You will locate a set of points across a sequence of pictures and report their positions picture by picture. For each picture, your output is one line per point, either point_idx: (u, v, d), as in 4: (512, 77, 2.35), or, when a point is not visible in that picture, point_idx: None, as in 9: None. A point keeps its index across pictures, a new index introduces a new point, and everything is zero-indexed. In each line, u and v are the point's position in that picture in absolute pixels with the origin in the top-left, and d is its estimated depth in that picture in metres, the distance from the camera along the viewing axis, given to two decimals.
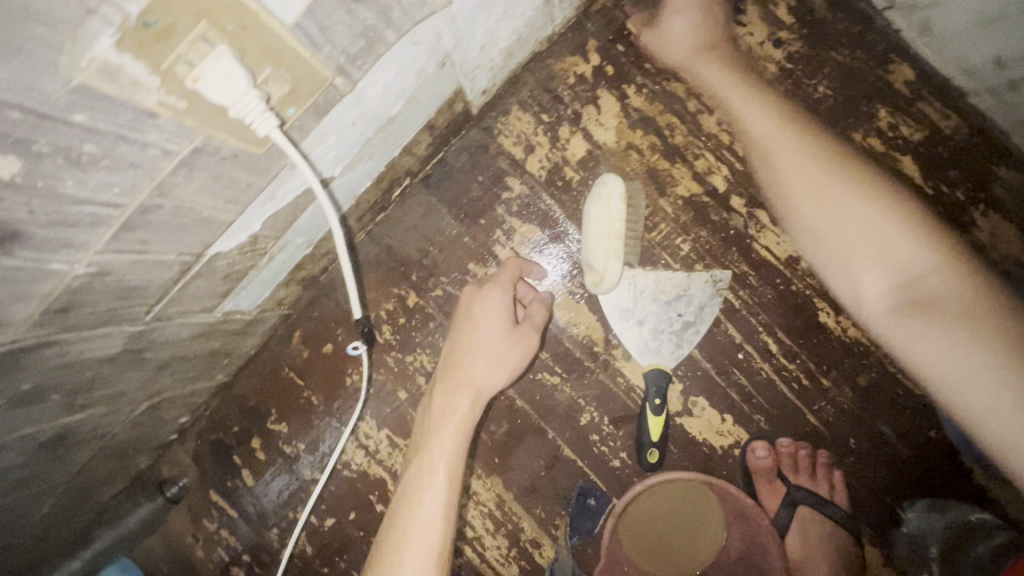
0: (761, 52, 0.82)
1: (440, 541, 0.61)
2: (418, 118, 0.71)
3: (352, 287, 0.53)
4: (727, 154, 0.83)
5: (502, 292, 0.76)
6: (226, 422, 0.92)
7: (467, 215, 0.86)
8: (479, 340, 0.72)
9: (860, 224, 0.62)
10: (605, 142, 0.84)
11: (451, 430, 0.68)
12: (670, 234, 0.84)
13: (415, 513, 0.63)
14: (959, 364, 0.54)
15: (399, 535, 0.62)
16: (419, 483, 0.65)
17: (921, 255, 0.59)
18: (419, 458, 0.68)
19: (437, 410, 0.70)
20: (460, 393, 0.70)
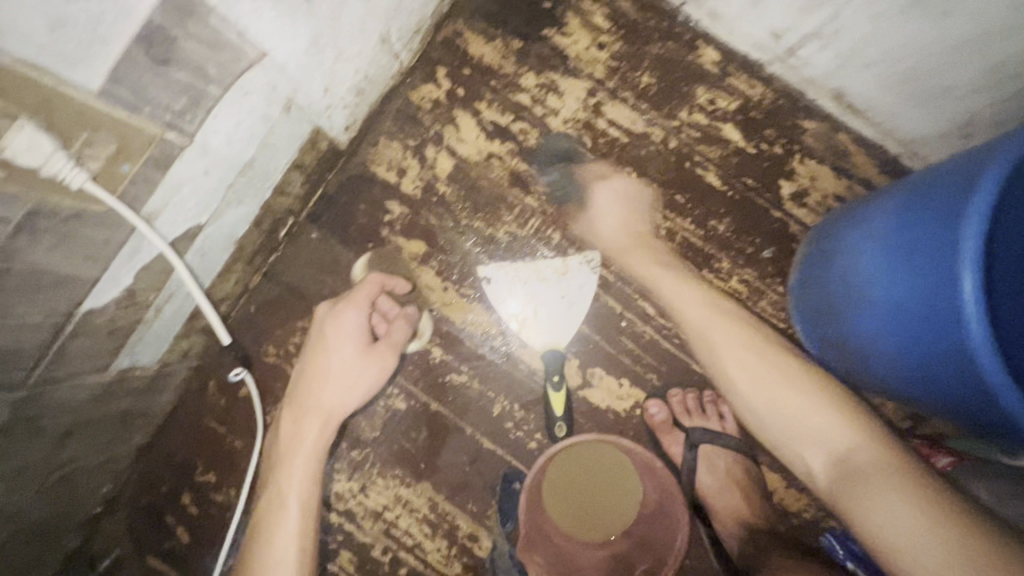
0: (588, 56, 0.93)
1: (296, 565, 0.76)
2: (281, 159, 0.77)
3: (214, 319, 0.70)
4: (577, 148, 0.92)
5: (354, 313, 0.84)
6: (154, 483, 0.92)
7: (356, 241, 0.92)
8: (329, 366, 0.83)
9: (793, 404, 0.71)
10: (468, 155, 0.93)
11: (299, 462, 0.81)
12: (542, 226, 0.92)
13: (270, 548, 0.76)
14: (901, 526, 0.57)
15: (258, 566, 0.75)
16: (276, 509, 0.79)
17: (859, 442, 0.66)
18: (272, 486, 0.81)
19: (287, 436, 0.82)
20: (308, 419, 0.82)
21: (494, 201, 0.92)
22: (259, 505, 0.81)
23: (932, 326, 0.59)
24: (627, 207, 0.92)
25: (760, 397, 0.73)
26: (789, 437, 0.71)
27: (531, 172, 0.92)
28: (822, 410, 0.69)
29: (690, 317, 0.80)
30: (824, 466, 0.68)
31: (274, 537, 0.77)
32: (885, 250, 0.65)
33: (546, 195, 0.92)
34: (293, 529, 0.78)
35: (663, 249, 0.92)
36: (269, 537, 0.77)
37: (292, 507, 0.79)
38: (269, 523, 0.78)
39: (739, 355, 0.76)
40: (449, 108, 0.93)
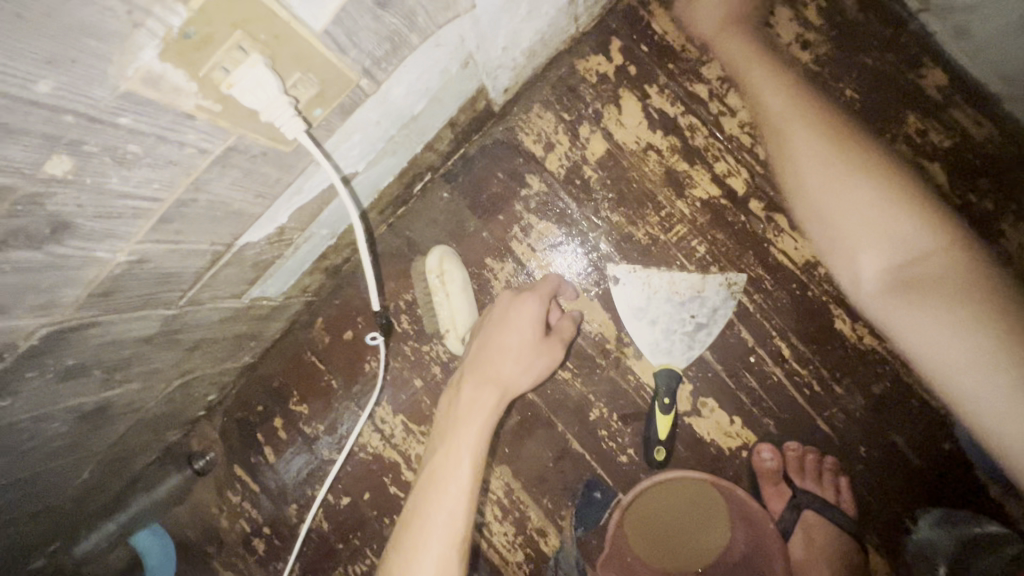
0: (787, 54, 0.81)
1: (462, 529, 0.65)
2: (441, 115, 0.72)
3: (372, 287, 0.60)
4: (748, 157, 0.82)
5: (538, 302, 0.79)
6: (251, 400, 0.96)
7: (487, 210, 0.88)
8: (505, 348, 0.76)
9: (865, 219, 0.66)
10: (624, 142, 0.85)
11: (477, 428, 0.72)
12: (687, 235, 0.84)
13: (438, 502, 0.67)
14: (956, 356, 0.57)
15: (423, 520, 0.66)
16: (448, 465, 0.70)
17: (906, 230, 0.63)
18: (447, 443, 0.72)
19: (465, 402, 0.74)
20: (487, 390, 0.74)
21: (642, 198, 0.85)
22: (425, 466, 0.73)
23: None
24: (789, 234, 0.82)
25: (865, 223, 0.65)
26: (845, 238, 0.70)
27: (689, 174, 0.84)
28: (916, 212, 0.64)
29: (776, 104, 0.76)
30: (879, 268, 0.67)
31: (442, 495, 0.67)
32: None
33: (700, 203, 0.83)
34: (461, 496, 0.67)
35: (817, 290, 0.82)
36: (427, 499, 0.68)
37: (462, 472, 0.69)
38: (435, 486, 0.68)
39: (852, 167, 0.67)
40: (615, 86, 0.85)
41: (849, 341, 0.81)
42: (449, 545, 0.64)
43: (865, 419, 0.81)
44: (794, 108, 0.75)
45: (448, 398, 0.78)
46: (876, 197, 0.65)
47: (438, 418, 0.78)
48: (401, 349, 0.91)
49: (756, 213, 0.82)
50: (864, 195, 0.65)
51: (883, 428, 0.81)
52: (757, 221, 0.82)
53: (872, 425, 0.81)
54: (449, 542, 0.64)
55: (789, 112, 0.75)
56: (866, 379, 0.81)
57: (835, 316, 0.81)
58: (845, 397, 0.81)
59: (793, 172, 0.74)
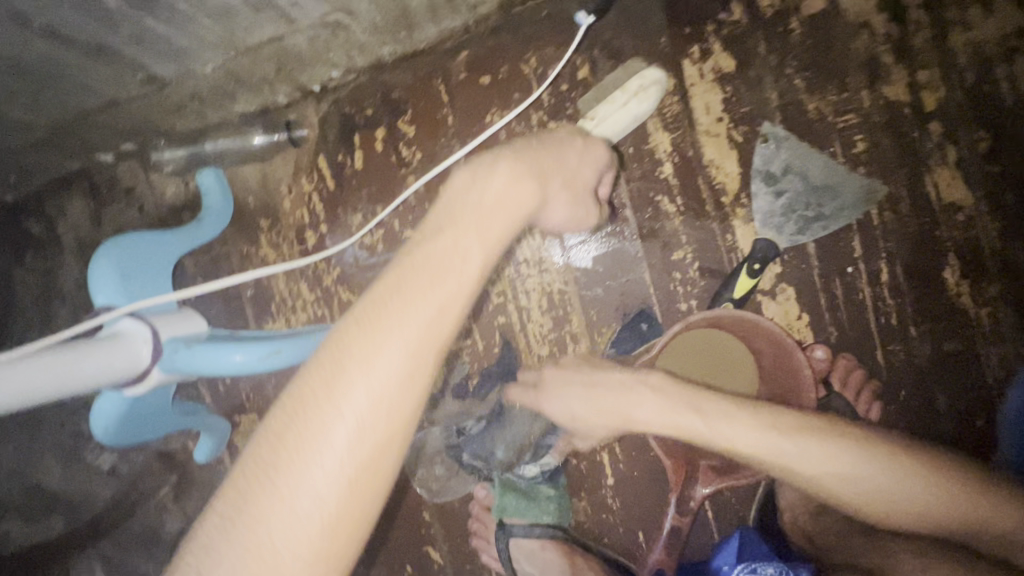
0: None
1: (449, 329, 0.51)
2: None
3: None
4: (953, 78, 0.79)
5: (603, 155, 0.72)
6: (363, 101, 0.94)
7: (677, 17, 0.85)
8: (559, 168, 0.66)
9: (873, 486, 0.65)
10: (844, 10, 0.81)
11: (506, 223, 0.58)
12: (854, 126, 0.82)
13: (424, 294, 0.50)
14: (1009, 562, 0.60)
15: (389, 316, 0.49)
16: (449, 256, 0.53)
17: (852, 462, 0.66)
18: (458, 225, 0.55)
19: (495, 190, 0.58)
20: (528, 182, 0.61)
21: (832, 71, 0.82)
22: (410, 249, 0.54)
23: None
24: (949, 169, 0.80)
25: (872, 480, 0.65)
26: (882, 513, 0.66)
27: (888, 69, 0.81)
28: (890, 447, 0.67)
29: (770, 451, 0.69)
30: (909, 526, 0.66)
31: (434, 288, 0.51)
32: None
33: (884, 102, 0.81)
34: (459, 296, 0.52)
35: (945, 233, 0.81)
36: (409, 285, 0.50)
37: (468, 268, 0.53)
38: (433, 261, 0.52)
39: (844, 465, 0.66)
40: None
41: (947, 293, 0.82)
42: (410, 365, 0.48)
43: (921, 367, 0.83)
44: (679, 410, 0.73)
45: (467, 176, 0.60)
46: (771, 428, 0.70)
47: (448, 196, 0.59)
48: (528, 114, 0.89)
49: (930, 136, 0.81)
50: (826, 473, 0.67)
51: (932, 382, 0.83)
52: (926, 144, 0.81)
53: (923, 374, 0.83)
54: (429, 343, 0.49)
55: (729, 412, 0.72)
56: (943, 333, 0.82)
57: (947, 264, 0.81)
58: (914, 340, 0.83)
59: (817, 484, 0.68)
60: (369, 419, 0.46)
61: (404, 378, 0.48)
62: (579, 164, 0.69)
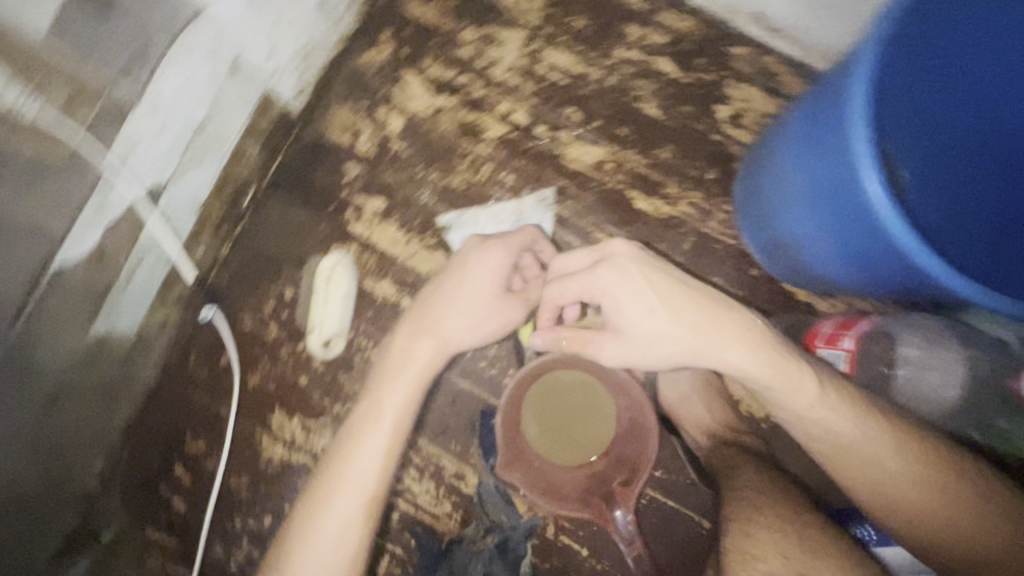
0: (522, 6, 0.98)
1: (365, 501, 0.72)
2: (235, 124, 0.82)
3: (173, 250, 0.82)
4: (520, 94, 0.97)
5: (500, 252, 0.78)
6: (145, 457, 0.95)
7: (318, 205, 0.96)
8: (438, 322, 0.78)
9: (888, 472, 0.67)
10: (418, 112, 0.97)
11: (404, 385, 0.76)
12: (494, 171, 0.96)
13: (346, 475, 0.72)
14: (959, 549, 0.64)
15: (319, 495, 0.72)
16: (353, 443, 0.74)
17: (884, 452, 0.67)
18: (364, 414, 0.75)
19: (399, 352, 0.78)
20: (422, 341, 0.78)
21: (447, 152, 0.96)
22: (337, 437, 0.76)
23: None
24: (573, 146, 0.96)
25: (899, 472, 0.66)
26: (887, 506, 0.67)
27: (478, 122, 0.97)
28: (899, 467, 0.66)
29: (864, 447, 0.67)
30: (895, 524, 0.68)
31: (346, 467, 0.73)
32: (801, 212, 0.70)
33: (496, 142, 0.96)
34: (371, 474, 0.73)
35: (612, 182, 0.96)
36: (324, 482, 0.73)
37: (371, 448, 0.73)
38: (343, 450, 0.74)
39: (889, 448, 0.67)
40: (395, 70, 0.97)
41: (651, 215, 0.95)
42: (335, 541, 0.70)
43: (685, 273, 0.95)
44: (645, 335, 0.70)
45: (395, 357, 0.78)
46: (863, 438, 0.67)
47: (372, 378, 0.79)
48: (277, 354, 0.95)
49: (542, 137, 0.96)
50: (884, 459, 0.67)
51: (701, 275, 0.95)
52: (545, 143, 0.96)
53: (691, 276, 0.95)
54: (358, 508, 0.71)
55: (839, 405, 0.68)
56: (674, 241, 0.95)
57: (633, 199, 0.96)
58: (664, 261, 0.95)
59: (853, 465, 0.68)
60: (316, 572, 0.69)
61: (343, 532, 0.70)
62: (494, 275, 0.78)
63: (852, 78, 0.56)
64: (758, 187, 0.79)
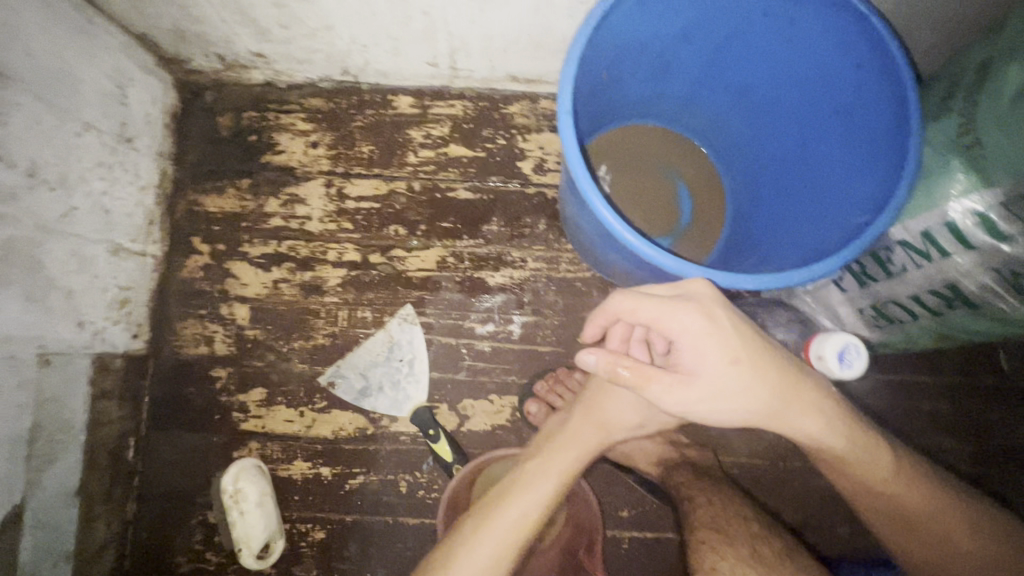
0: (309, 157, 1.02)
1: None
2: (77, 402, 0.81)
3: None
4: (342, 234, 1.00)
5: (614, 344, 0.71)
6: None
7: (203, 420, 0.96)
8: (579, 441, 0.73)
9: (877, 469, 0.66)
10: (257, 293, 0.99)
11: (567, 463, 0.71)
12: (351, 313, 0.98)
13: (466, 552, 0.64)
14: (940, 547, 0.66)
15: (456, 549, 0.65)
16: (516, 484, 0.70)
17: (870, 450, 0.66)
18: (535, 464, 0.71)
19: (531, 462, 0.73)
20: (566, 459, 0.71)
21: (301, 315, 0.98)
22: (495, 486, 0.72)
23: (812, 100, 0.73)
24: (410, 256, 0.99)
25: (888, 464, 0.67)
26: (871, 493, 0.67)
27: (316, 276, 0.99)
28: (890, 466, 0.67)
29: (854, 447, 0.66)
30: (881, 517, 0.68)
31: (498, 520, 0.67)
32: (603, 245, 0.73)
33: (340, 286, 0.99)
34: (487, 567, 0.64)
35: (459, 272, 0.99)
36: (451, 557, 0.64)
37: (511, 525, 0.66)
38: (516, 489, 0.69)
39: (874, 445, 0.67)
40: (220, 265, 1.00)
41: (507, 284, 0.99)
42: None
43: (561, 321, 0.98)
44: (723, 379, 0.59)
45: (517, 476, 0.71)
46: (846, 433, 0.66)
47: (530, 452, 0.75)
48: None
49: (379, 262, 0.99)
50: (863, 455, 0.66)
51: (576, 316, 0.98)
52: (384, 266, 0.99)
53: (567, 320, 0.98)
54: None
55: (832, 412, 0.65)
56: (538, 297, 0.98)
57: (485, 278, 0.99)
58: (537, 319, 0.98)
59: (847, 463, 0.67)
60: None
61: None
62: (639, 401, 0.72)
63: (568, 162, 0.61)
64: (574, 231, 0.83)
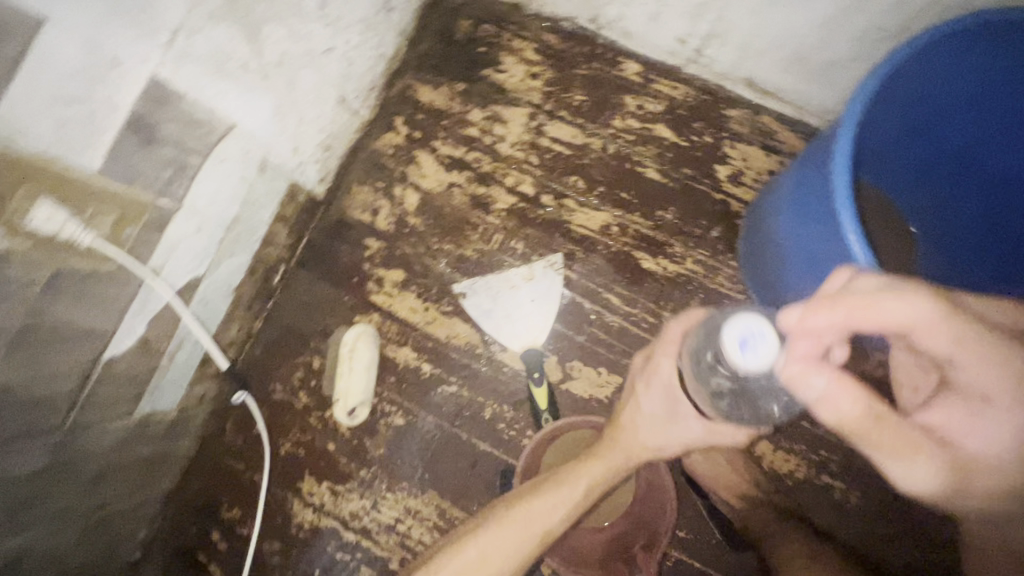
0: (524, 86, 1.05)
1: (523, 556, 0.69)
2: (264, 214, 0.89)
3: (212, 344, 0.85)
4: (526, 166, 1.03)
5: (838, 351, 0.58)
6: (185, 524, 0.99)
7: (343, 277, 1.03)
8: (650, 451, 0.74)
9: None
10: (431, 187, 1.04)
11: (632, 467, 0.73)
12: (505, 239, 1.02)
13: (537, 510, 0.71)
14: None
15: (523, 505, 0.72)
16: (569, 475, 0.73)
17: None
18: (604, 455, 0.74)
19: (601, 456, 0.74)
20: (625, 464, 0.73)
21: (461, 222, 1.03)
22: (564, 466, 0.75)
23: (981, 196, 0.86)
24: (579, 210, 1.01)
25: None
26: None
27: (488, 194, 1.03)
28: None
29: None
30: None
31: (553, 499, 0.72)
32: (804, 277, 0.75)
33: (505, 212, 1.02)
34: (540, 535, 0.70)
35: (618, 243, 1.00)
36: (518, 514, 0.71)
37: (562, 507, 0.71)
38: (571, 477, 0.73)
39: None
40: (410, 150, 1.06)
41: (659, 274, 0.98)
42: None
43: None
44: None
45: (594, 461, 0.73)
46: None
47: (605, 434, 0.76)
48: (307, 421, 1.00)
49: (549, 205, 1.02)
50: None
51: None
52: (552, 210, 1.01)
53: None
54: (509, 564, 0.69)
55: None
56: (683, 298, 0.98)
57: (639, 258, 0.99)
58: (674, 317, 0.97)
59: None
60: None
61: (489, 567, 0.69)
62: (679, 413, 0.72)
63: (831, 168, 0.64)
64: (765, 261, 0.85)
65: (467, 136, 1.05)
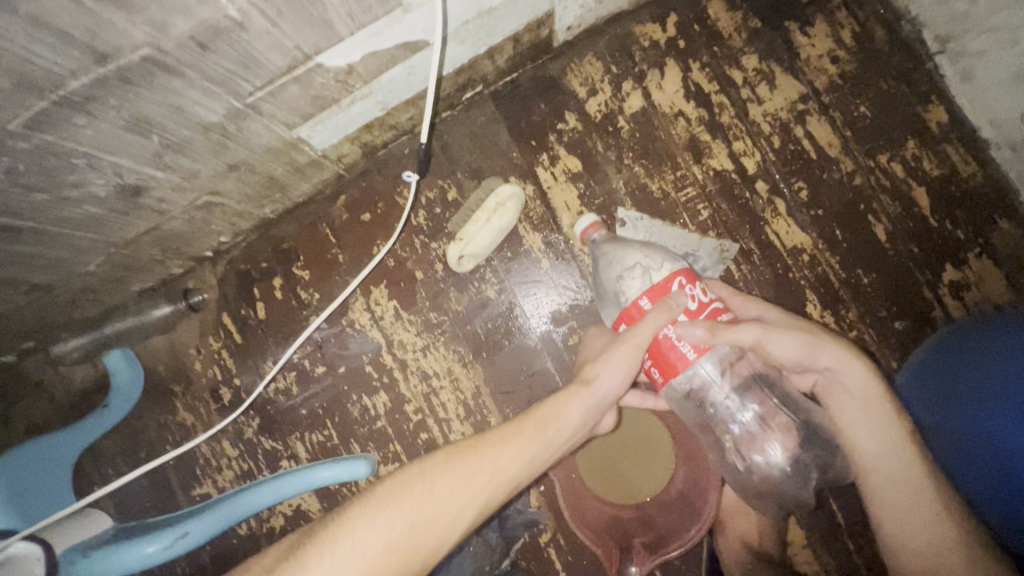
0: (818, 64, 0.91)
1: (474, 502, 0.60)
2: (509, 25, 0.82)
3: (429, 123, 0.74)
4: (763, 142, 0.91)
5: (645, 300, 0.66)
6: (257, 256, 1.00)
7: (523, 133, 0.96)
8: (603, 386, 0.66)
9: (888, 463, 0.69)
10: (659, 103, 0.94)
11: (584, 403, 0.65)
12: (695, 198, 0.92)
13: (489, 457, 0.62)
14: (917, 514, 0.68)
15: (477, 449, 0.63)
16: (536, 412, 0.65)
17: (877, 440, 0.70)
18: (565, 394, 0.66)
19: (561, 399, 0.66)
20: (576, 400, 0.65)
21: (665, 155, 0.93)
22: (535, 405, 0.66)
23: None
24: (784, 218, 0.90)
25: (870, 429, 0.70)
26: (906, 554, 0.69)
27: (709, 145, 0.92)
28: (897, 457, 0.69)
29: (866, 447, 0.70)
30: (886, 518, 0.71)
31: (510, 439, 0.63)
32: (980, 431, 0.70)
33: (713, 173, 0.92)
34: (494, 469, 0.61)
35: (798, 272, 0.90)
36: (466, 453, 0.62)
37: (517, 448, 0.62)
38: (547, 414, 0.64)
39: (880, 435, 0.70)
40: (663, 54, 0.94)
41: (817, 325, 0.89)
42: (378, 562, 0.56)
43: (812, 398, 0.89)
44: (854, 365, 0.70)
45: (555, 404, 0.65)
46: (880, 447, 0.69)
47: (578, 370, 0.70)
48: (412, 240, 0.96)
49: (759, 193, 0.91)
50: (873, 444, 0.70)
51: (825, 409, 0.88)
52: (758, 201, 0.91)
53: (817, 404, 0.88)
54: (459, 511, 0.59)
55: (869, 420, 0.70)
56: None
57: (808, 300, 0.89)
58: None
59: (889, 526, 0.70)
60: (389, 534, 0.57)
61: (432, 515, 0.58)
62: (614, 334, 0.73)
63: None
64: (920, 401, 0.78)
65: (728, 74, 0.93)
